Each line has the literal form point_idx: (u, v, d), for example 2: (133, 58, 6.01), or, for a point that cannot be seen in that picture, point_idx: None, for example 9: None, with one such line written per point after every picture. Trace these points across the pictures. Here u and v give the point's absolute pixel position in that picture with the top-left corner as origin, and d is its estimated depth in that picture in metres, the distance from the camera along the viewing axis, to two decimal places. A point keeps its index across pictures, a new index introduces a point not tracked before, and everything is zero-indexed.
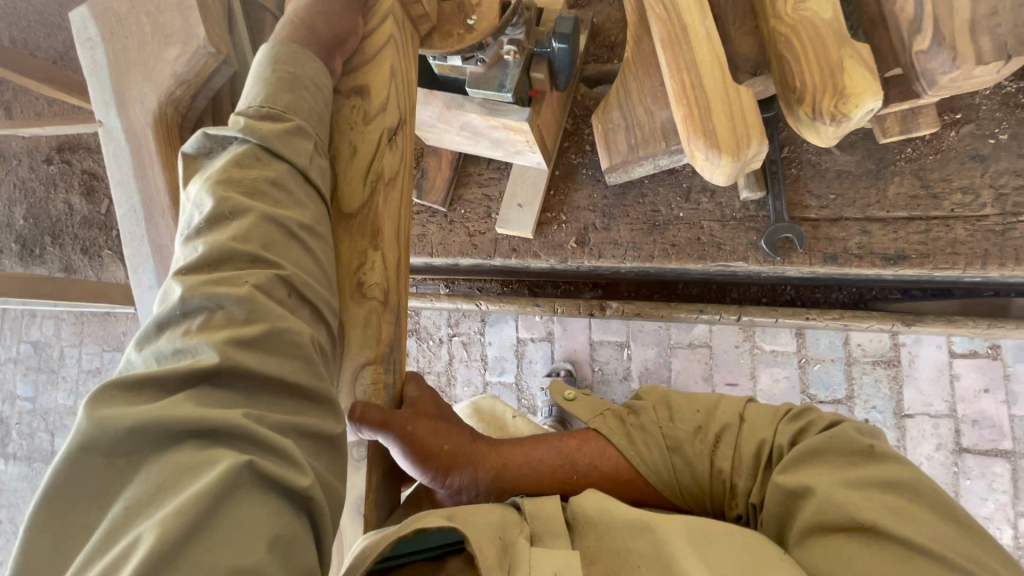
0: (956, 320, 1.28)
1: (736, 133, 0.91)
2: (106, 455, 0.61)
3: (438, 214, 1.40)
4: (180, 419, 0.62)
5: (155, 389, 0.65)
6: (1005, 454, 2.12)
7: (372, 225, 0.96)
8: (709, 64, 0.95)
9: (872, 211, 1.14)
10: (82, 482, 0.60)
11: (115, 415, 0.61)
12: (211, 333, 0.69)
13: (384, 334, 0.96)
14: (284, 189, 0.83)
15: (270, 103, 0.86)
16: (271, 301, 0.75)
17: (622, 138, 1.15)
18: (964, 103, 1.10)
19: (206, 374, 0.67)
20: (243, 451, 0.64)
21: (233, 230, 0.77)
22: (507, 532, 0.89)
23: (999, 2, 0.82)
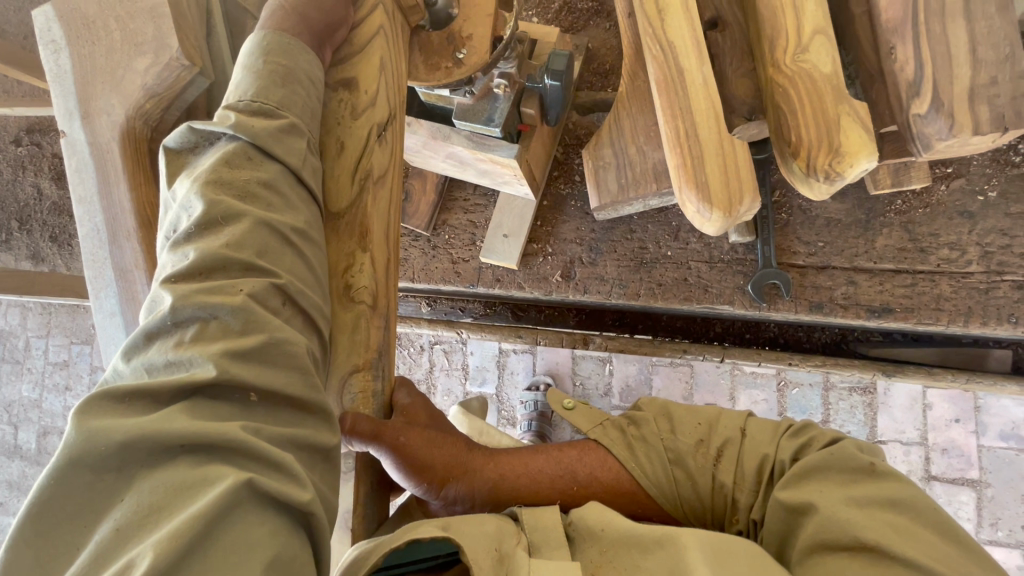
0: (934, 369, 1.28)
1: (729, 187, 0.89)
2: (95, 471, 0.56)
3: (421, 238, 1.36)
4: (175, 434, 0.57)
5: (145, 403, 0.60)
6: (971, 483, 2.17)
7: (361, 226, 0.89)
8: (704, 112, 0.92)
9: (859, 261, 1.13)
10: (67, 500, 0.55)
11: (106, 428, 0.57)
12: (204, 346, 0.64)
13: (374, 339, 0.89)
14: (276, 189, 0.77)
15: (261, 96, 0.80)
16: (265, 311, 0.70)
17: (613, 177, 1.12)
18: (955, 158, 1.09)
19: (200, 388, 0.62)
20: (243, 469, 0.59)
21: (226, 236, 0.70)
22: (505, 544, 0.85)
23: (1000, 71, 0.82)
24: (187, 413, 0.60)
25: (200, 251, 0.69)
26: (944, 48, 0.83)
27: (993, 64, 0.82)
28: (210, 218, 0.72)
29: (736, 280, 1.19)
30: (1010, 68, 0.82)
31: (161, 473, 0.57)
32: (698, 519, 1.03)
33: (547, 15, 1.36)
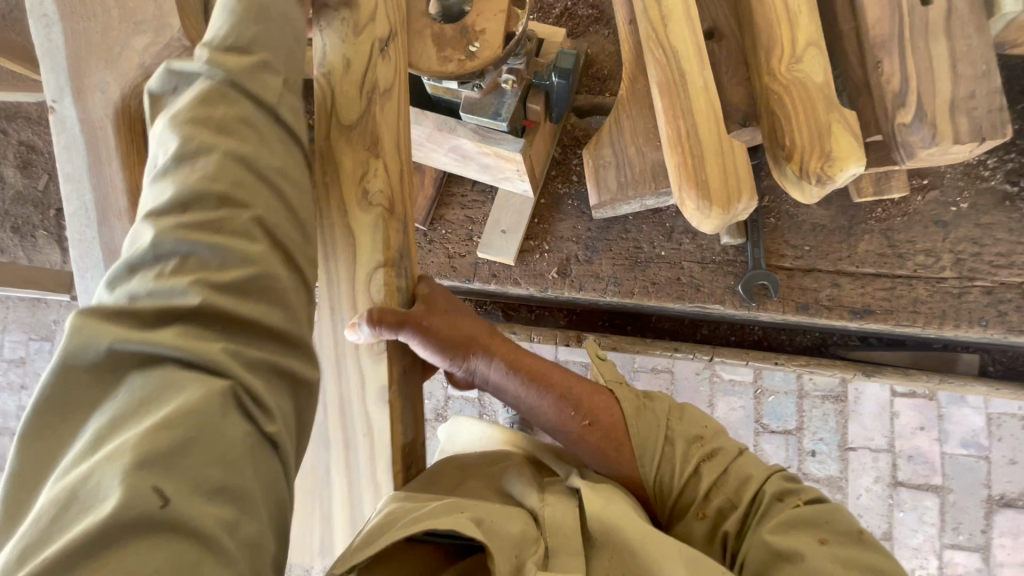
0: (909, 371, 1.34)
1: (728, 185, 0.93)
2: (91, 374, 0.60)
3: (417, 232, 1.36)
4: (166, 347, 0.62)
5: (133, 317, 0.63)
6: (934, 489, 2.26)
7: (373, 134, 0.92)
8: (705, 114, 0.96)
9: (843, 264, 1.18)
10: (66, 393, 0.59)
11: (101, 332, 0.61)
12: (184, 277, 0.67)
13: (392, 238, 0.93)
14: (252, 125, 0.78)
15: (235, 32, 0.80)
16: (242, 243, 0.72)
17: (612, 175, 1.14)
18: (930, 170, 1.16)
19: (186, 314, 0.65)
20: (225, 384, 0.64)
21: (201, 169, 0.72)
22: (524, 552, 0.83)
23: (979, 85, 0.88)
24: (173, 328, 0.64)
25: (178, 186, 0.71)
26: (928, 62, 0.89)
27: (971, 79, 0.89)
28: (185, 151, 0.73)
29: (727, 281, 1.23)
30: (987, 83, 0.88)
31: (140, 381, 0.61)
32: (658, 501, 1.05)
33: (548, 20, 1.40)
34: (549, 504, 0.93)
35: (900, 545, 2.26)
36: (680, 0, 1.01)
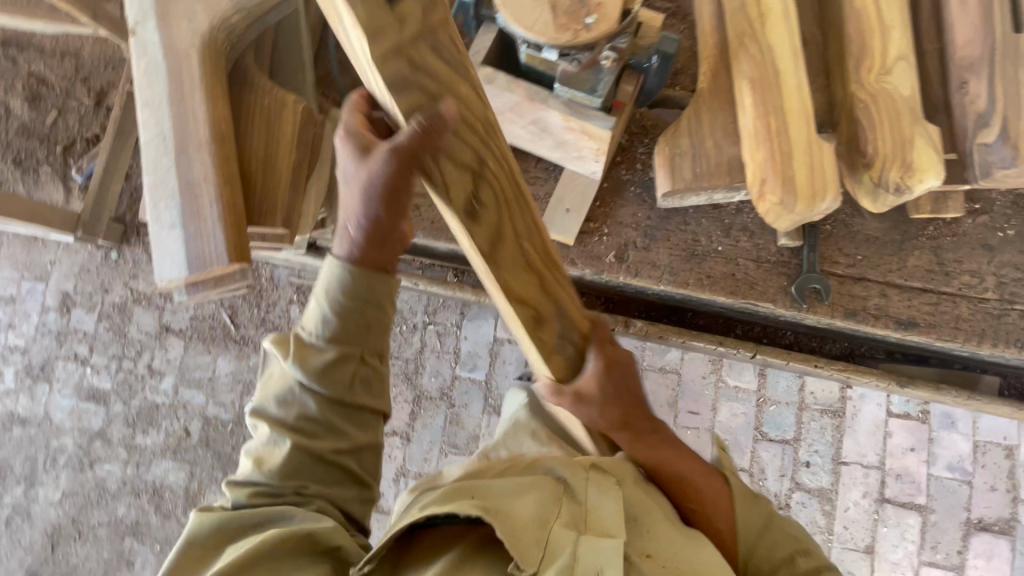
0: (938, 386, 1.40)
1: (812, 184, 0.98)
2: (201, 549, 1.04)
3: None
4: (253, 513, 1.07)
5: (218, 526, 1.06)
6: (918, 508, 2.35)
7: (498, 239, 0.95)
8: (795, 113, 0.99)
9: (892, 276, 1.23)
10: (193, 561, 1.03)
11: (207, 520, 1.07)
12: (293, 433, 1.09)
13: (549, 337, 0.98)
14: (366, 381, 1.11)
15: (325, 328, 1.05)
16: (335, 407, 1.10)
17: (688, 164, 1.16)
18: (983, 195, 1.22)
19: (252, 513, 1.07)
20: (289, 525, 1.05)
21: (316, 381, 1.08)
22: (547, 514, 1.02)
23: None
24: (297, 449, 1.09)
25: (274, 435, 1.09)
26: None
27: None
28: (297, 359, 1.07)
29: (780, 282, 1.27)
30: None
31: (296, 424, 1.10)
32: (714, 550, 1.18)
33: None
34: (584, 490, 1.06)
35: (880, 559, 2.35)
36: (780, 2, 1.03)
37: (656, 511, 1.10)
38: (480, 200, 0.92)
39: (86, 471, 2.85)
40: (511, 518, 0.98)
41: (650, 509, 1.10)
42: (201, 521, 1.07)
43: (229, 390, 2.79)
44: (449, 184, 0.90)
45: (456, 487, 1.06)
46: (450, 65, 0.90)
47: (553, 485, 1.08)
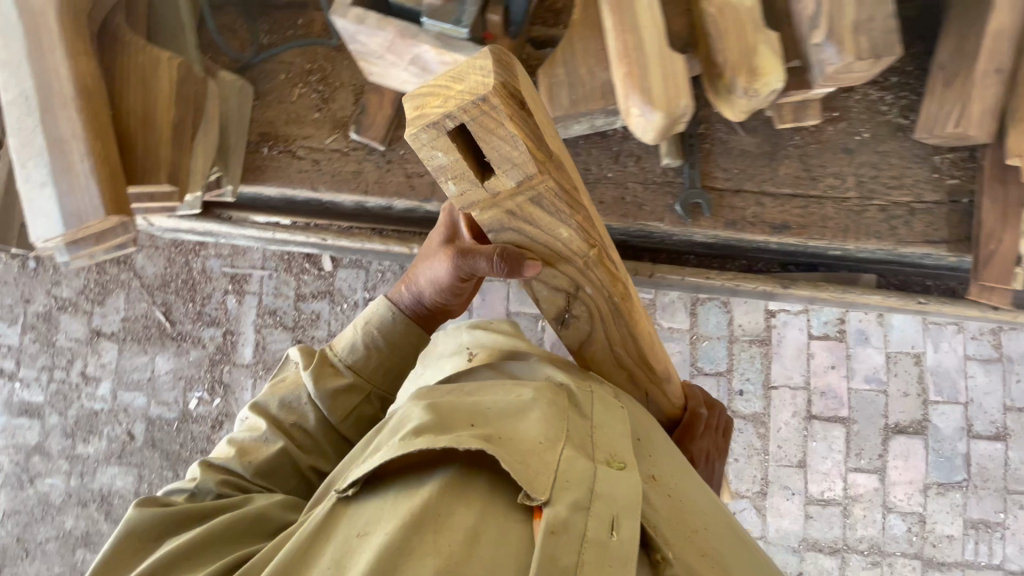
0: (821, 285, 1.48)
1: (667, 93, 1.04)
2: (149, 531, 0.96)
3: (375, 152, 1.39)
4: (204, 509, 0.99)
5: (171, 523, 0.98)
6: (842, 420, 2.54)
7: (568, 279, 0.93)
8: (648, 30, 1.05)
9: (766, 185, 1.33)
10: (134, 540, 0.95)
11: (149, 514, 0.97)
12: (345, 394, 1.22)
13: (596, 342, 1.05)
14: (406, 358, 1.29)
15: (380, 328, 1.27)
16: (390, 377, 1.28)
17: (565, 93, 1.22)
18: (839, 104, 1.33)
19: (210, 514, 0.99)
20: (239, 520, 0.95)
21: (360, 359, 1.25)
22: (559, 436, 0.90)
23: (876, 9, 1.01)
24: (341, 396, 1.21)
25: (319, 389, 1.20)
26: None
27: (873, 4, 1.02)
28: (358, 344, 1.26)
29: (666, 201, 1.35)
30: (882, 8, 1.01)
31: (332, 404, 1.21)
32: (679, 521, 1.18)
33: None
34: (589, 410, 0.99)
35: (811, 471, 2.53)
36: None
37: (648, 437, 1.09)
38: (573, 311, 1.00)
39: (28, 488, 2.76)
40: (518, 432, 0.89)
41: (643, 432, 1.09)
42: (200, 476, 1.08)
43: (173, 388, 2.74)
44: (543, 297, 0.98)
45: (452, 407, 0.94)
46: (550, 214, 0.82)
47: (558, 399, 0.99)
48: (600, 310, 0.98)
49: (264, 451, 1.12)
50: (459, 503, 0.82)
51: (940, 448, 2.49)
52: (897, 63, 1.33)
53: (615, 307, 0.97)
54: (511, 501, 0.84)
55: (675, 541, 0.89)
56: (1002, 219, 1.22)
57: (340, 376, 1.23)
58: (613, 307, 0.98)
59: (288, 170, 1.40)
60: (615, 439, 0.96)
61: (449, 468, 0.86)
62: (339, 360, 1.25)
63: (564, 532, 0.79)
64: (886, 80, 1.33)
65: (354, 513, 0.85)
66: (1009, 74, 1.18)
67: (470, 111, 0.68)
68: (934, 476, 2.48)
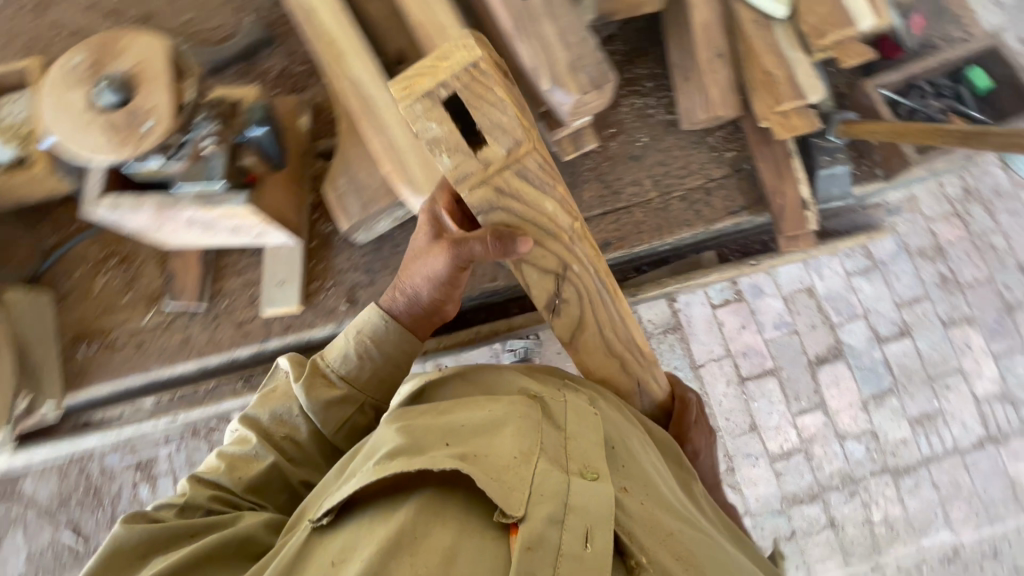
0: (667, 280, 1.50)
1: (430, 176, 1.08)
2: (111, 562, 0.86)
3: (199, 313, 1.34)
4: (182, 526, 0.90)
5: (183, 527, 0.90)
6: (771, 372, 2.64)
7: (557, 262, 0.95)
8: (395, 126, 1.10)
9: (577, 212, 1.40)
10: (98, 573, 0.85)
11: (130, 531, 0.88)
12: (334, 424, 1.07)
13: (588, 325, 1.05)
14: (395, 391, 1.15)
15: (353, 369, 1.10)
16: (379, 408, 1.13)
17: (353, 200, 1.23)
18: (613, 121, 1.44)
19: (195, 528, 0.91)
20: (225, 540, 0.87)
21: (345, 398, 1.09)
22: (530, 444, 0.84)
23: (583, 47, 1.11)
24: (331, 408, 1.07)
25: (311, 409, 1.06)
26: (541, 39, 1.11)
27: (579, 44, 1.12)
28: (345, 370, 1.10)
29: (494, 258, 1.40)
30: (587, 46, 1.12)
31: (331, 424, 1.07)
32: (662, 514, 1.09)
33: (269, 84, 1.48)
34: (562, 418, 0.92)
35: (763, 429, 2.59)
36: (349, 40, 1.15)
37: (628, 441, 0.99)
38: (563, 296, 1.00)
39: None
40: (491, 451, 0.81)
41: (617, 431, 0.99)
42: (188, 494, 0.98)
43: None
44: (535, 284, 0.98)
45: (428, 428, 0.87)
46: (538, 187, 0.86)
47: (529, 412, 0.91)
48: (590, 291, 1.01)
49: (252, 440, 1.04)
50: (433, 526, 0.74)
51: (861, 362, 2.63)
52: (647, 71, 1.46)
53: (592, 289, 0.99)
54: (485, 518, 0.77)
55: (651, 549, 0.82)
56: (777, 176, 1.35)
57: (335, 391, 1.08)
58: (598, 286, 1.00)
59: (113, 362, 1.32)
60: (587, 447, 0.88)
61: (422, 493, 0.78)
62: (330, 369, 1.09)
63: (541, 544, 0.73)
64: (644, 88, 1.46)
65: (326, 546, 0.77)
66: (728, 57, 1.32)
67: (462, 80, 0.74)
68: (865, 390, 2.61)
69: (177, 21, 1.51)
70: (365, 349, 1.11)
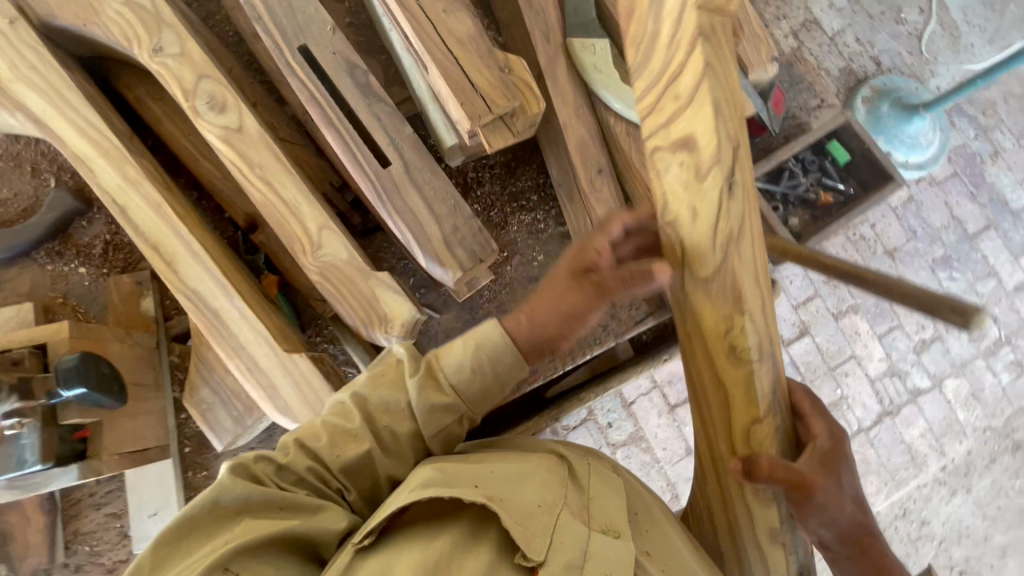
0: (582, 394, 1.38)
1: (306, 397, 0.94)
2: (222, 518, 0.69)
3: (54, 567, 1.11)
4: (278, 496, 0.72)
5: (273, 493, 0.72)
6: None
7: (733, 289, 0.73)
8: (255, 342, 0.94)
9: None
10: (190, 534, 0.68)
11: (236, 488, 0.70)
12: (424, 391, 0.81)
13: (736, 403, 0.80)
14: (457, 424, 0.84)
15: (456, 367, 0.82)
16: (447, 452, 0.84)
17: (223, 413, 1.05)
18: (504, 242, 1.36)
19: (271, 506, 0.71)
20: (282, 535, 0.69)
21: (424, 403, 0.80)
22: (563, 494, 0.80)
23: (456, 218, 1.04)
24: (436, 412, 0.81)
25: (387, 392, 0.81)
26: (411, 215, 1.02)
27: (451, 215, 1.03)
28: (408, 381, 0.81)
29: None
30: (461, 214, 1.04)
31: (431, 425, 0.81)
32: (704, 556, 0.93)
33: (94, 262, 1.24)
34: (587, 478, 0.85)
35: None
36: (180, 241, 0.97)
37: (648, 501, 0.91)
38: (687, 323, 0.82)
39: None
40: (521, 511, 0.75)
41: (639, 499, 0.90)
42: (292, 455, 0.77)
43: None
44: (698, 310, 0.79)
45: (454, 466, 0.80)
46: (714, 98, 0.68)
47: (556, 468, 0.85)
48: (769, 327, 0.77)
49: (357, 420, 0.79)
50: (467, 561, 0.72)
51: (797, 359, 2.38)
52: (531, 183, 1.39)
53: (768, 294, 0.76)
54: (500, 556, 0.74)
55: None
56: None
57: (407, 420, 0.81)
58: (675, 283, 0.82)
59: None
60: (616, 510, 0.82)
61: (460, 522, 0.76)
62: (439, 367, 0.82)
63: None
64: (530, 201, 1.38)
65: (368, 571, 0.71)
66: (609, 171, 1.27)
67: None
68: None
69: None
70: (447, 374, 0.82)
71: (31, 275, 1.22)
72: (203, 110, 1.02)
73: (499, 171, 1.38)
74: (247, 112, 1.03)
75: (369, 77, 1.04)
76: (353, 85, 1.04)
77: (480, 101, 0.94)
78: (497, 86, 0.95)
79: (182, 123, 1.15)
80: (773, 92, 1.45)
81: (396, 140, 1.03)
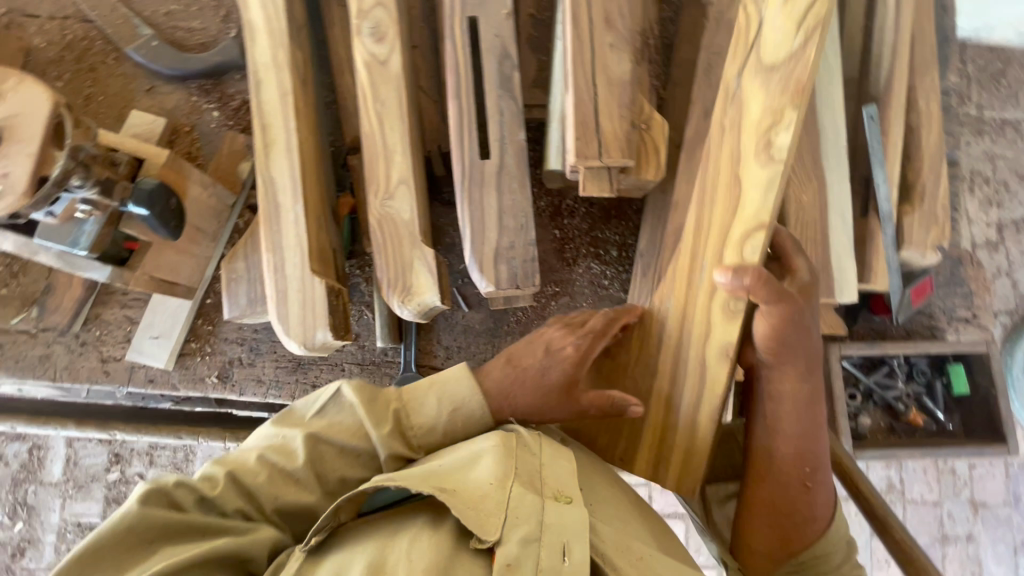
0: None
1: (306, 319, 0.99)
2: (137, 543, 0.69)
3: (68, 333, 1.26)
4: (191, 522, 0.72)
5: (188, 525, 0.72)
6: None
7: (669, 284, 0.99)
8: (292, 249, 1.00)
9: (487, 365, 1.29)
10: (102, 551, 0.68)
11: (148, 514, 0.70)
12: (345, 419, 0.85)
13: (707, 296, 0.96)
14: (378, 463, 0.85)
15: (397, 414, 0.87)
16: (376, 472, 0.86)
17: (243, 290, 1.13)
18: (562, 278, 1.33)
19: (186, 533, 0.72)
20: (203, 557, 0.70)
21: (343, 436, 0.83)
22: (516, 461, 0.79)
23: (517, 237, 1.01)
24: (394, 460, 0.84)
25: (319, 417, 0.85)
26: (480, 213, 1.01)
27: (516, 231, 1.01)
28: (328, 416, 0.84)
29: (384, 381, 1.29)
30: (526, 235, 1.02)
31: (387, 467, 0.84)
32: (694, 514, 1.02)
33: (228, 112, 1.37)
34: (537, 448, 0.83)
35: None
36: (286, 132, 1.04)
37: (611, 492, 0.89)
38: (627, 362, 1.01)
39: None
40: (468, 485, 0.74)
41: (600, 496, 0.86)
42: (221, 488, 0.76)
43: None
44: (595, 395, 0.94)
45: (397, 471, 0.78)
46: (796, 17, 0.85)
47: (508, 440, 0.83)
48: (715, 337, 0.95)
49: (298, 459, 0.80)
50: (425, 552, 0.69)
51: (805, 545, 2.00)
52: (617, 238, 1.34)
53: (753, 159, 0.91)
54: (457, 542, 0.71)
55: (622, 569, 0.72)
56: None
57: (357, 465, 0.84)
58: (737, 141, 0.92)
59: None
60: (566, 474, 0.80)
61: (415, 522, 0.74)
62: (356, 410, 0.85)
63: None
64: (607, 254, 1.33)
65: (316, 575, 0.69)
66: None
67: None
68: None
69: (157, 10, 1.38)
70: (411, 416, 0.88)
71: (179, 98, 1.38)
72: (364, 33, 1.07)
73: (596, 212, 1.34)
74: (398, 52, 1.07)
75: (514, 72, 1.05)
76: (496, 73, 1.05)
77: (596, 144, 0.91)
78: (619, 138, 0.92)
79: (348, 35, 1.22)
80: (924, 278, 1.26)
81: (506, 140, 1.03)
